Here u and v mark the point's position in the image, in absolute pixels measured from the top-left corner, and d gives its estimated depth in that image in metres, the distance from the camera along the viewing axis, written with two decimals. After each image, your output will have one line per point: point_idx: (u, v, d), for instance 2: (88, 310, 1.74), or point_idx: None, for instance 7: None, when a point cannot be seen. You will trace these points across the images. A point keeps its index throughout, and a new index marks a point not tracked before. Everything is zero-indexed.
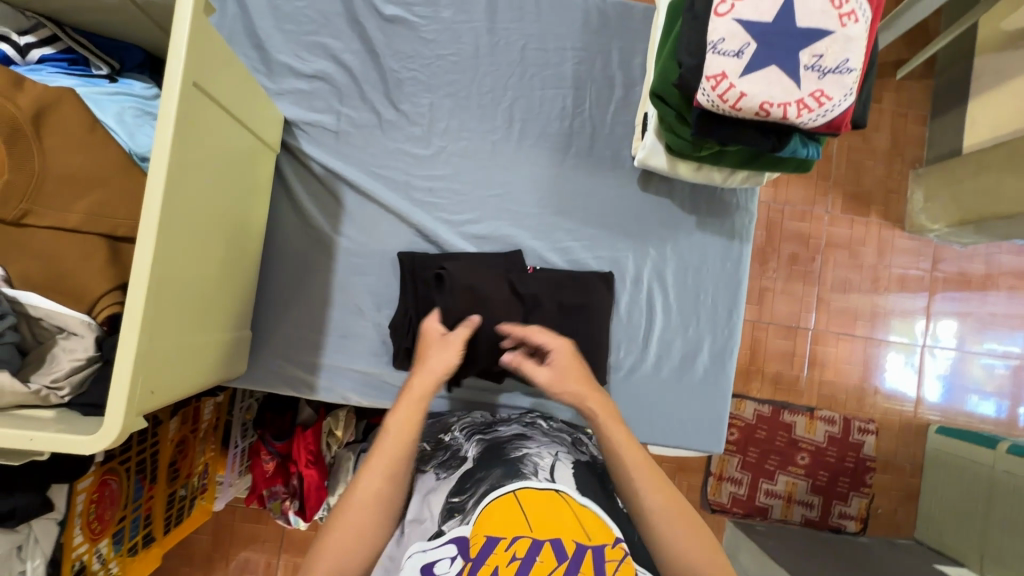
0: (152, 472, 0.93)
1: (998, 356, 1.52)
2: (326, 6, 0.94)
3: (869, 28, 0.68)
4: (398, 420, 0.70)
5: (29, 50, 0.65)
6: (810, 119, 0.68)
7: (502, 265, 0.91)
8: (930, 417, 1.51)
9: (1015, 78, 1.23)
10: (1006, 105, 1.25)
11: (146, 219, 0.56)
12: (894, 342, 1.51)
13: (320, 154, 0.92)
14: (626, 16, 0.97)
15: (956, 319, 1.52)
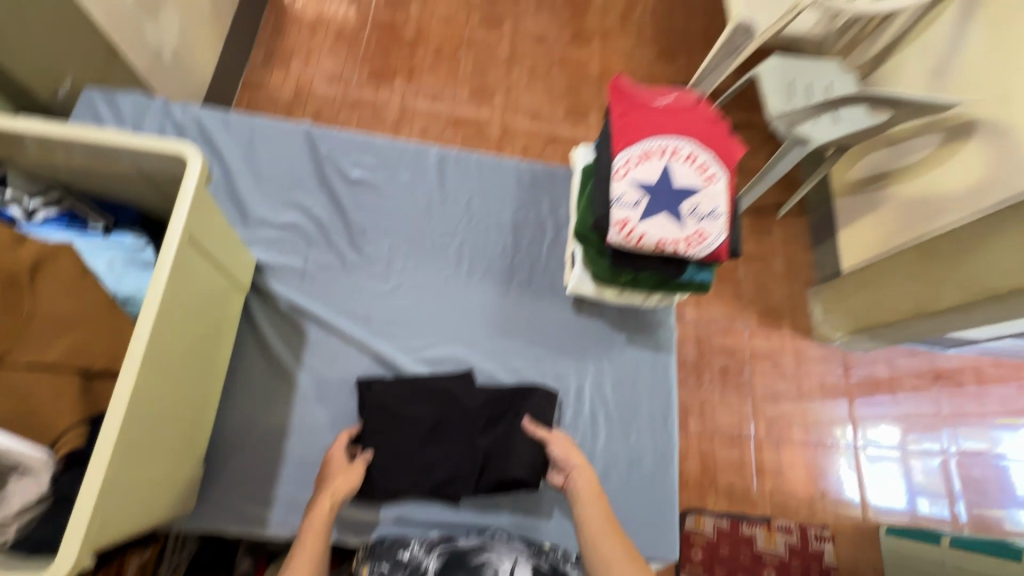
0: None
1: (933, 456, 1.65)
2: (300, 170, 1.12)
3: (728, 185, 0.90)
4: (311, 530, 0.78)
5: (37, 212, 0.76)
6: (697, 250, 0.86)
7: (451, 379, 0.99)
8: (882, 520, 1.58)
9: (871, 214, 1.60)
10: (869, 234, 1.60)
11: (130, 355, 0.63)
12: (841, 445, 1.63)
13: (288, 292, 1.01)
14: (551, 176, 1.20)
15: (890, 422, 1.67)
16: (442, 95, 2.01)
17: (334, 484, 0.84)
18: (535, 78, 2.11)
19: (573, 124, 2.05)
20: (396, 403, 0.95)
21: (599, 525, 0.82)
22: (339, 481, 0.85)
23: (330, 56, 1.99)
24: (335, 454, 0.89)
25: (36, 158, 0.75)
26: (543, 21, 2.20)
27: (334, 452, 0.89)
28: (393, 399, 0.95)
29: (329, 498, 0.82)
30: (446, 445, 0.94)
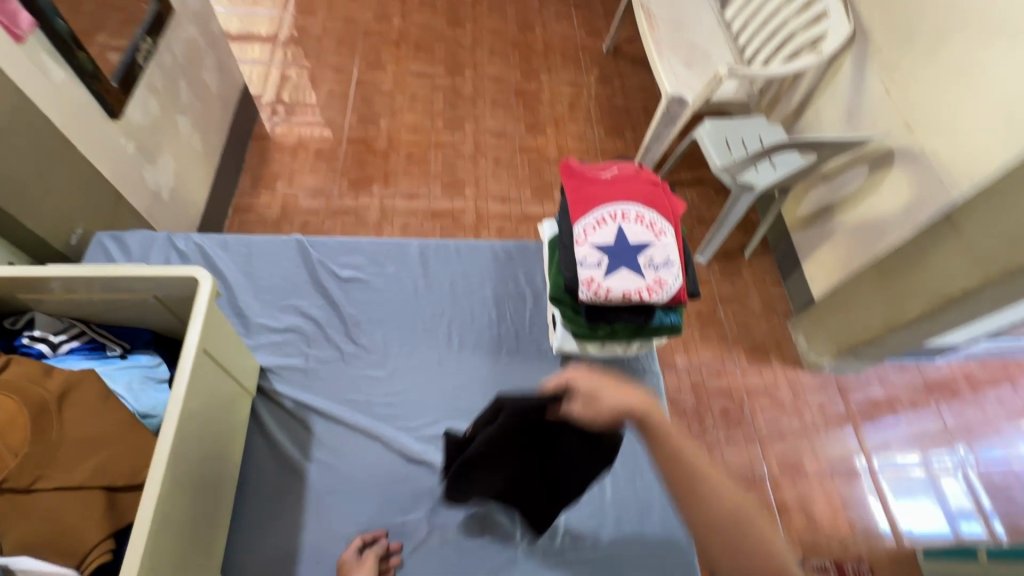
0: None
1: (953, 469, 1.65)
2: (296, 277, 1.22)
3: (676, 236, 1.02)
4: None
5: (61, 345, 0.84)
6: (659, 296, 0.97)
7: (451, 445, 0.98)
8: (917, 545, 1.54)
9: (827, 243, 1.73)
10: (830, 260, 1.72)
11: (154, 468, 0.68)
12: (861, 470, 1.64)
13: (292, 391, 1.07)
14: (524, 250, 1.32)
15: (901, 440, 1.69)
16: (418, 194, 2.20)
17: None
18: (500, 167, 2.32)
19: (541, 202, 2.24)
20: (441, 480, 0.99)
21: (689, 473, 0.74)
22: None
23: (313, 174, 2.19)
24: (345, 559, 0.91)
25: (60, 297, 0.84)
26: (500, 118, 2.46)
27: (344, 558, 0.91)
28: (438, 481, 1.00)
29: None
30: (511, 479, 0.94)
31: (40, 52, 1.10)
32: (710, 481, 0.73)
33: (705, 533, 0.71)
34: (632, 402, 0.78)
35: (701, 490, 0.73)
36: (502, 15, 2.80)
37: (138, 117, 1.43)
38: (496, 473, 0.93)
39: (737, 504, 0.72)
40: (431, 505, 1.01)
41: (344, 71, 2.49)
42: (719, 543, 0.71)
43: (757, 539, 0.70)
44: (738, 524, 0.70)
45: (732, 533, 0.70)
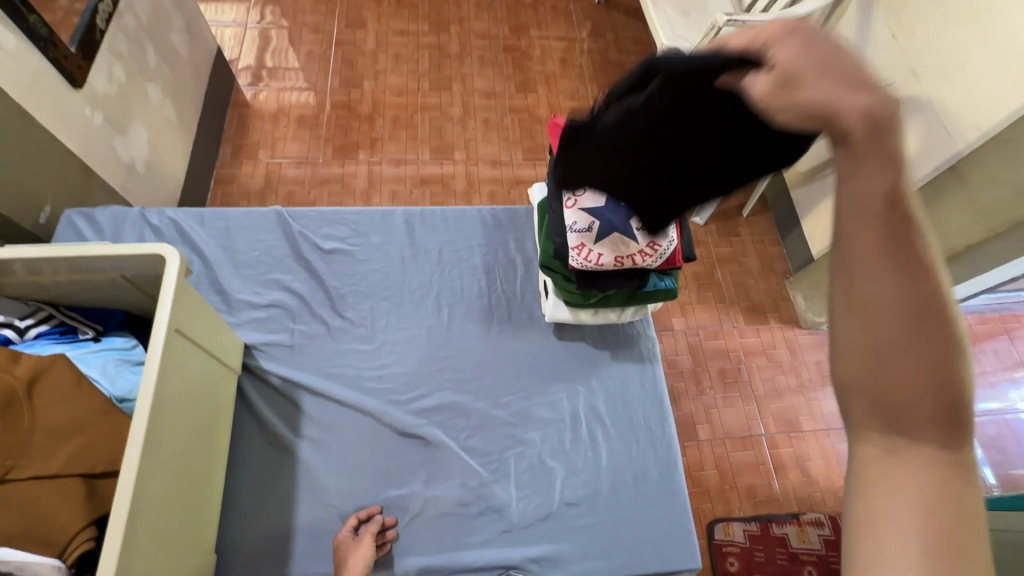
0: None
1: None
2: (277, 251, 1.18)
3: None
4: None
5: (28, 330, 0.80)
6: (652, 261, 0.94)
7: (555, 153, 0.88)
8: None
9: (826, 200, 1.66)
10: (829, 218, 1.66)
11: (128, 456, 0.66)
12: None
13: (278, 367, 1.05)
14: (514, 216, 1.27)
15: None
16: (406, 159, 2.12)
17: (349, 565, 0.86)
18: (490, 129, 2.23)
19: (533, 165, 2.16)
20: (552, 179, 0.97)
21: (857, 228, 0.38)
22: (355, 559, 0.86)
23: (295, 141, 2.11)
24: (341, 536, 0.90)
25: (24, 280, 0.80)
26: (489, 77, 2.35)
27: (340, 538, 0.90)
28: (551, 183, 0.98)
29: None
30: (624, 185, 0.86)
31: None
32: (923, 271, 0.37)
33: (867, 335, 0.38)
34: (850, 103, 0.38)
35: (890, 282, 0.37)
36: None
37: (103, 85, 1.35)
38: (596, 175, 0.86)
39: (940, 314, 0.37)
40: (424, 477, 1.00)
41: (323, 31, 2.36)
42: (866, 364, 0.38)
43: (950, 402, 0.37)
44: (922, 345, 0.37)
45: (897, 362, 0.37)
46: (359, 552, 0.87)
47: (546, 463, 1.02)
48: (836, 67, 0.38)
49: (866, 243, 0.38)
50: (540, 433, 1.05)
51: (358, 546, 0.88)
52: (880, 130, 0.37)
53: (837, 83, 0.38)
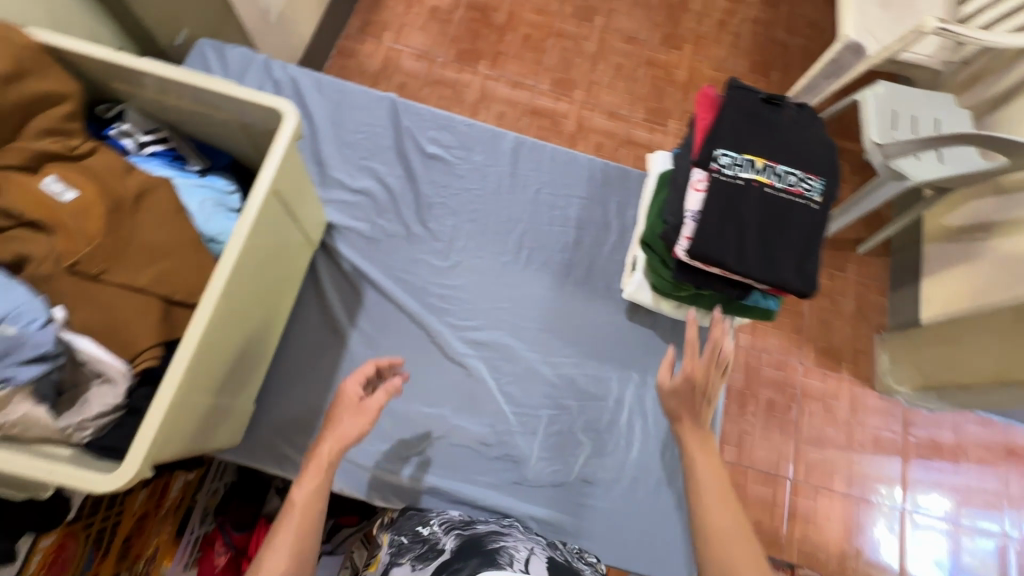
0: (107, 544, 0.95)
1: (987, 537, 1.52)
2: (380, 139, 1.15)
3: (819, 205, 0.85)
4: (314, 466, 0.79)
5: (146, 146, 0.83)
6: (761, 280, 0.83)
7: (773, 108, 0.91)
8: None
9: (965, 266, 1.44)
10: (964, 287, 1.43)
11: (206, 296, 0.67)
12: (873, 506, 1.53)
13: (353, 255, 1.05)
14: (624, 177, 1.18)
15: (942, 492, 1.54)
16: (523, 84, 2.02)
17: (340, 428, 0.81)
18: (618, 76, 2.07)
19: (651, 128, 2.01)
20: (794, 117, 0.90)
21: (702, 480, 0.83)
22: (351, 423, 0.81)
23: (421, 32, 2.03)
24: (349, 385, 0.84)
25: (152, 97, 0.81)
26: (636, 20, 2.15)
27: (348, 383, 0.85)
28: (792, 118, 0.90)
29: (335, 439, 0.81)
30: (810, 163, 0.87)
31: None
32: (732, 510, 0.80)
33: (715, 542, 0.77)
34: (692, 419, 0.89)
35: (717, 510, 0.80)
36: None
37: None
38: (794, 143, 0.87)
39: (745, 535, 0.77)
40: (455, 406, 1.00)
41: None
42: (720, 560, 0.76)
43: None
44: (736, 549, 0.76)
45: (733, 558, 0.75)
46: (358, 414, 0.82)
47: (576, 435, 1.00)
48: (695, 397, 0.89)
49: (710, 489, 0.82)
50: (579, 404, 1.02)
51: (360, 408, 0.82)
52: (704, 436, 0.88)
53: (687, 401, 0.89)
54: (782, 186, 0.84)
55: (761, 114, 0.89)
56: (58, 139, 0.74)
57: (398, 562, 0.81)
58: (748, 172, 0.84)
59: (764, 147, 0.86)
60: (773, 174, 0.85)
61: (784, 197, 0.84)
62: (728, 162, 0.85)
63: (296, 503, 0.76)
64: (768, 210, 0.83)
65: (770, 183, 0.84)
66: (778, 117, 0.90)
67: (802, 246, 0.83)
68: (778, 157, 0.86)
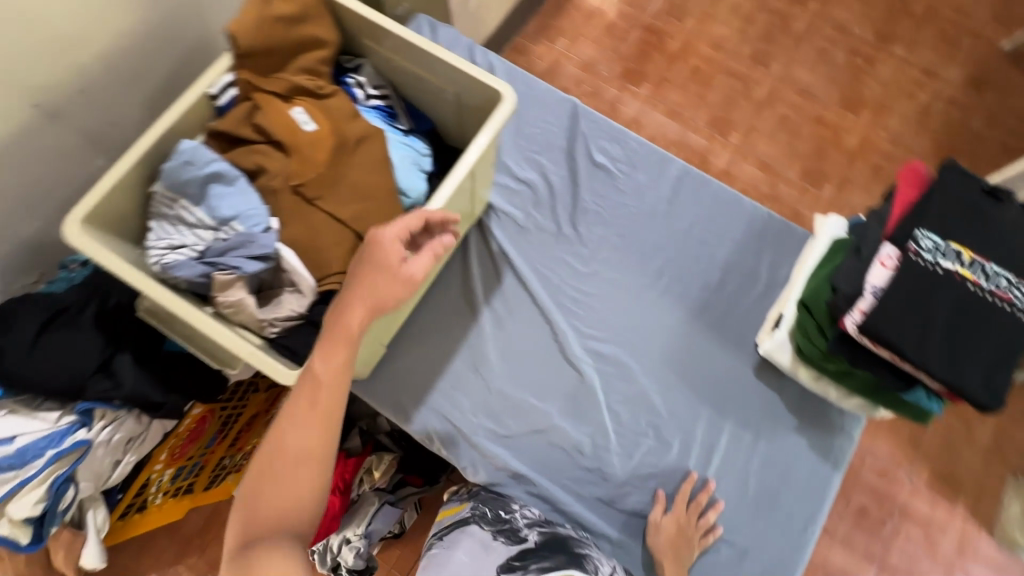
0: (228, 429, 1.10)
1: None
2: (553, 137, 1.20)
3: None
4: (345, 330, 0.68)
5: (371, 98, 0.93)
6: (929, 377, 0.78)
7: (995, 201, 0.83)
8: None
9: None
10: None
11: (401, 245, 0.78)
12: None
13: (502, 238, 1.11)
14: (786, 232, 1.13)
15: None
16: (680, 114, 2.00)
17: (377, 290, 0.69)
18: (781, 128, 1.98)
19: (802, 188, 1.91)
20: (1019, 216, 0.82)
21: None
22: (385, 287, 0.69)
23: (593, 44, 2.08)
24: (387, 238, 0.71)
25: (389, 57, 0.91)
26: (817, 75, 2.04)
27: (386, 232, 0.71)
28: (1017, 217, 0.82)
29: (369, 300, 0.69)
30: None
31: None
32: None
33: None
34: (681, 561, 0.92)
35: None
36: None
37: None
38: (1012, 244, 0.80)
39: None
40: (560, 407, 1.02)
41: None
42: None
43: None
44: None
45: None
46: (398, 279, 0.70)
47: (670, 475, 0.99)
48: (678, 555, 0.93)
49: None
50: (680, 445, 1.00)
51: (400, 270, 0.70)
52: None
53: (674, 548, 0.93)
54: (987, 287, 0.78)
55: (978, 205, 0.82)
56: (311, 78, 0.85)
57: (478, 524, 0.93)
58: (951, 262, 0.78)
59: (975, 240, 0.80)
60: (979, 272, 0.78)
61: (986, 300, 0.77)
62: (930, 246, 0.79)
63: (314, 381, 0.67)
64: (965, 309, 0.77)
65: (973, 280, 0.78)
66: (999, 211, 0.82)
67: (997, 355, 0.75)
68: (989, 255, 0.79)
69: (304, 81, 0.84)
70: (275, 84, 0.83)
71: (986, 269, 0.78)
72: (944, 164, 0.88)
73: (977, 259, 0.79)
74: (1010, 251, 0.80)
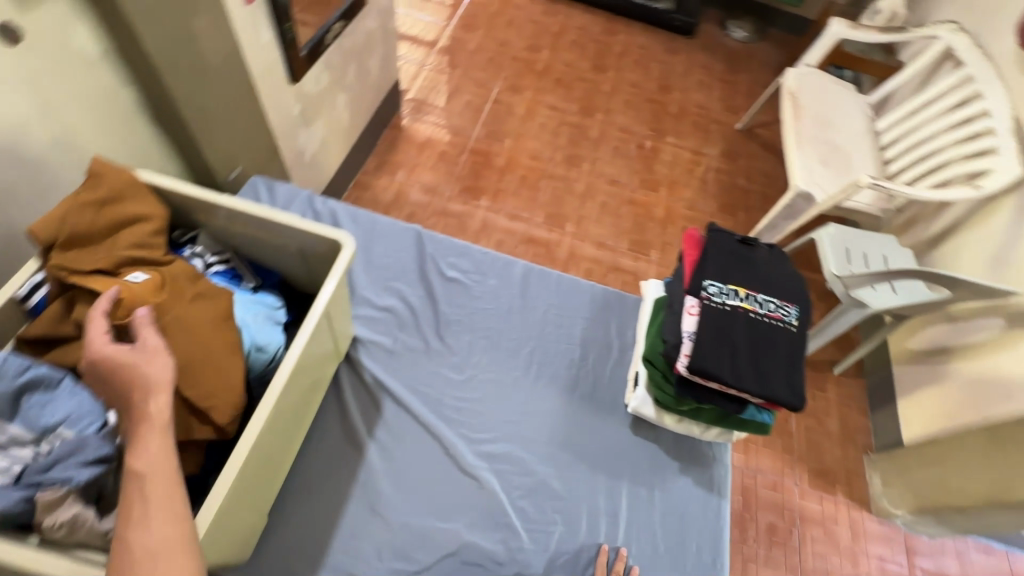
0: None
1: None
2: (406, 263, 1.29)
3: (799, 328, 0.98)
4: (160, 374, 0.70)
5: (211, 265, 0.94)
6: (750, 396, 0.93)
7: (749, 247, 1.08)
8: None
9: (933, 387, 1.63)
10: (936, 406, 1.60)
11: (262, 403, 0.78)
12: None
13: (375, 367, 1.12)
14: (622, 301, 1.31)
15: None
16: (520, 216, 2.27)
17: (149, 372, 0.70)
18: (604, 213, 2.34)
19: (635, 257, 2.23)
20: (768, 255, 1.07)
21: None
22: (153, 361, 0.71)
23: (431, 171, 2.32)
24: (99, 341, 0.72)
25: (221, 224, 0.96)
26: (618, 167, 2.49)
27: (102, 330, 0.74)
28: (767, 256, 1.07)
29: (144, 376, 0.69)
30: (787, 293, 1.02)
31: (259, 14, 1.27)
32: None
33: None
34: None
35: None
36: (644, 70, 2.86)
37: (310, 86, 1.60)
38: (770, 276, 1.03)
39: None
40: (468, 521, 1.00)
41: (485, 87, 2.64)
42: None
43: None
44: None
45: None
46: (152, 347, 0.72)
47: (587, 555, 1.00)
48: None
49: None
50: (588, 520, 1.03)
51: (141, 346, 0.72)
52: None
53: None
54: (764, 312, 0.98)
55: (739, 253, 1.06)
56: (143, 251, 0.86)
57: None
58: (734, 299, 0.98)
59: (745, 279, 1.02)
60: (756, 302, 0.99)
61: (769, 323, 0.97)
62: (716, 291, 0.99)
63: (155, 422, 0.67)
64: (756, 333, 0.96)
65: (753, 309, 0.98)
66: (753, 254, 1.07)
67: (788, 364, 0.94)
68: (758, 287, 1.01)
69: (138, 252, 0.86)
70: (97, 260, 0.82)
71: (760, 298, 0.99)
72: (709, 226, 1.13)
73: (752, 293, 1.00)
74: (773, 282, 1.03)
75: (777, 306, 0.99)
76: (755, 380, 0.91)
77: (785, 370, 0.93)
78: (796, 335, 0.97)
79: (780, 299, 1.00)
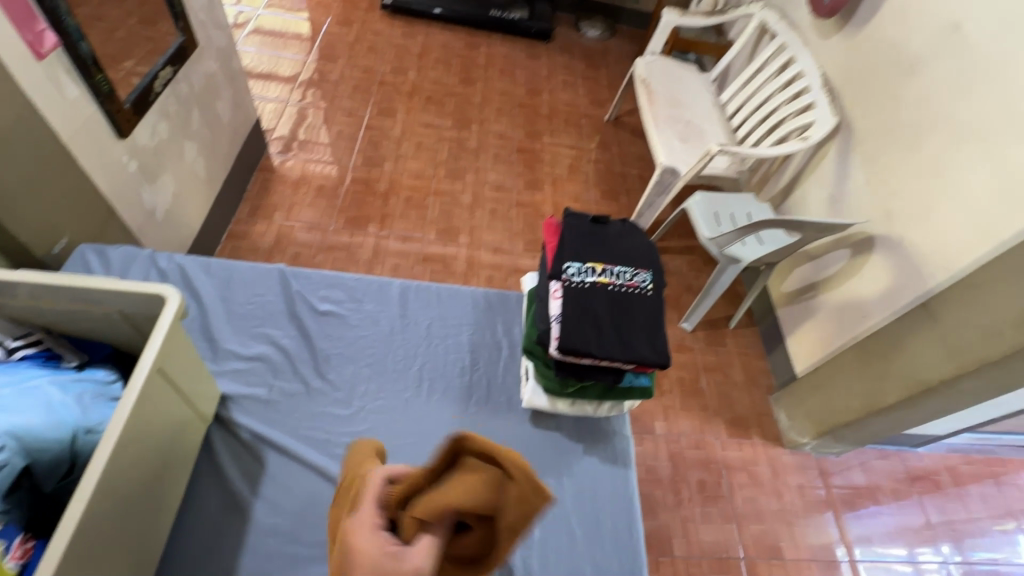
0: None
1: (929, 561, 1.62)
2: (272, 306, 1.23)
3: (657, 291, 1.04)
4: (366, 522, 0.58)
5: (16, 350, 0.84)
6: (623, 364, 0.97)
7: (600, 226, 1.14)
8: None
9: (809, 321, 1.79)
10: (812, 338, 1.77)
11: (79, 493, 0.67)
12: (828, 561, 1.60)
13: (250, 422, 1.04)
14: (504, 301, 1.33)
15: (874, 532, 1.66)
16: (412, 236, 2.22)
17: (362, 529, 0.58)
18: (496, 219, 2.36)
19: (532, 256, 2.26)
20: (619, 230, 1.14)
21: None
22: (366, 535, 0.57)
23: (311, 208, 2.23)
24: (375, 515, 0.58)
25: (24, 303, 0.85)
26: (501, 172, 2.54)
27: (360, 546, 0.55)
28: (618, 230, 1.14)
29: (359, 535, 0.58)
30: (642, 261, 1.08)
31: (56, 69, 1.14)
32: None
33: None
34: None
35: None
36: (511, 77, 2.96)
37: (145, 139, 1.48)
38: (623, 248, 1.09)
39: None
40: None
41: (355, 115, 2.60)
42: None
43: None
44: None
45: None
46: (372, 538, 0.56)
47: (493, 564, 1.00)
48: None
49: None
50: None
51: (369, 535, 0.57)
52: None
53: None
54: (621, 282, 1.03)
55: (593, 233, 1.11)
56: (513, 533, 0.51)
57: None
58: (592, 276, 1.02)
59: (600, 256, 1.06)
60: (614, 276, 1.03)
61: (628, 292, 1.02)
62: (575, 271, 1.03)
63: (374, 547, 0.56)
64: (618, 306, 1.00)
65: (611, 282, 1.02)
66: (604, 231, 1.12)
67: (649, 327, 1.00)
68: (614, 261, 1.06)
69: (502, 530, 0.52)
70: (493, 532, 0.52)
71: (616, 271, 1.04)
72: (565, 213, 1.18)
73: (609, 268, 1.04)
74: (627, 253, 1.08)
75: (634, 274, 1.04)
76: (623, 348, 0.96)
77: (650, 334, 0.99)
78: (656, 298, 1.03)
79: (636, 268, 1.06)
